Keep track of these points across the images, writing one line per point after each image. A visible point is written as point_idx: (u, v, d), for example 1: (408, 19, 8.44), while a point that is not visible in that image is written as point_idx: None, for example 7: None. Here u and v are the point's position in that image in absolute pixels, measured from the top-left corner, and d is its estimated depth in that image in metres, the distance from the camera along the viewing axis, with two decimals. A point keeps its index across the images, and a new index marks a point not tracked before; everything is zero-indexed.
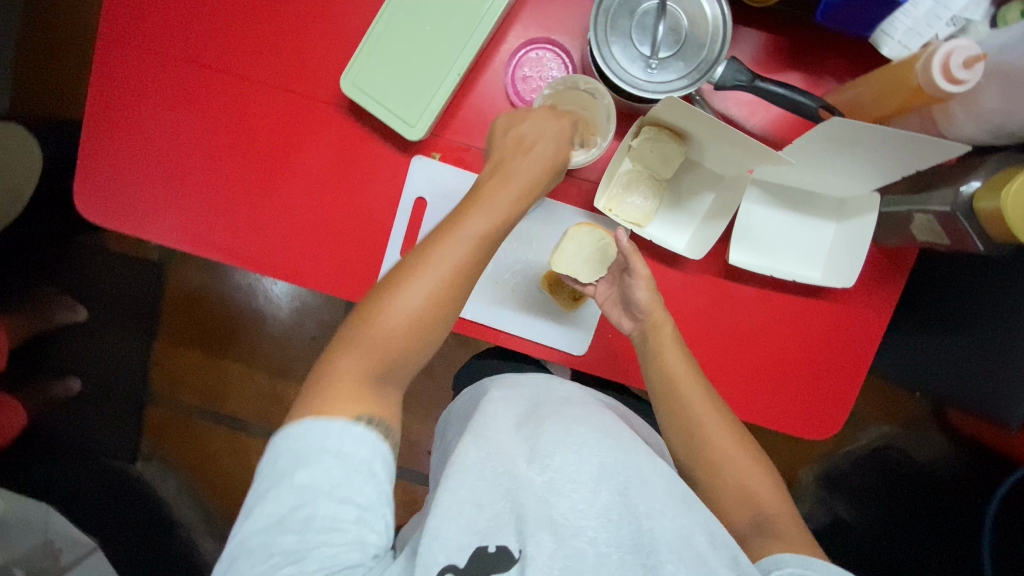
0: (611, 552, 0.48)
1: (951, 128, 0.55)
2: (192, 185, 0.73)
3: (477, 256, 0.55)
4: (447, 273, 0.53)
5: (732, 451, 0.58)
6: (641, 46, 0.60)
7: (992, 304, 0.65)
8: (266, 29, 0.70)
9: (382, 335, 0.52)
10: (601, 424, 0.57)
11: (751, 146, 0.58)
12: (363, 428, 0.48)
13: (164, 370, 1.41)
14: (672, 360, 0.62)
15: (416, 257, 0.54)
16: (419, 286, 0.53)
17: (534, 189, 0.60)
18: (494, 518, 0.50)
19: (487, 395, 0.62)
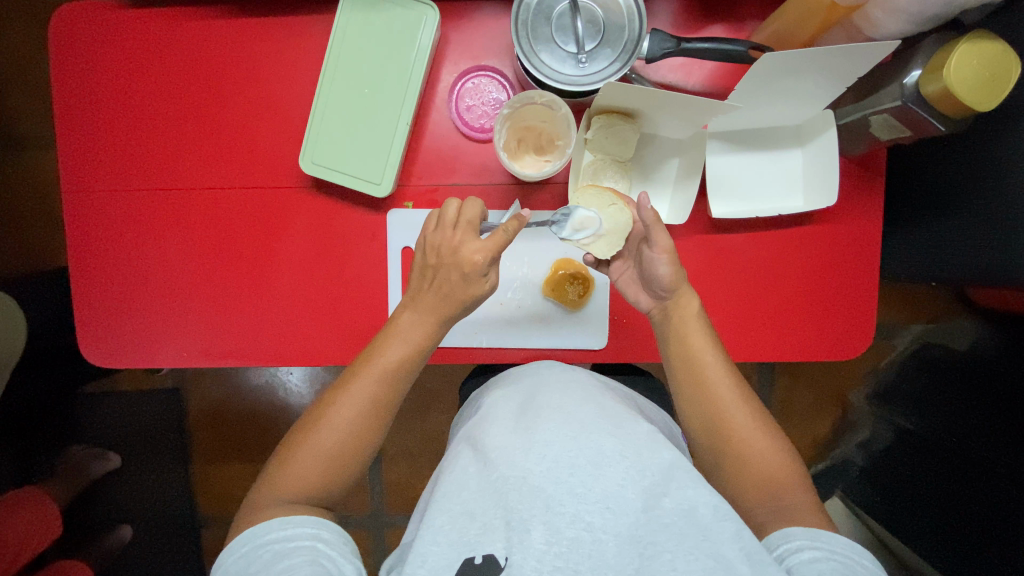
0: (609, 538, 0.48)
1: (878, 28, 0.56)
2: (187, 304, 0.75)
3: (370, 425, 0.62)
4: (341, 440, 0.61)
5: (740, 422, 0.61)
6: (566, 45, 0.62)
7: (973, 177, 0.66)
8: (216, 138, 0.73)
9: (317, 449, 0.60)
10: (603, 413, 0.56)
11: (695, 103, 0.61)
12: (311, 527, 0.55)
13: (208, 491, 1.47)
14: (696, 342, 0.63)
15: (331, 398, 0.62)
16: (344, 412, 0.61)
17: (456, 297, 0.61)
18: (484, 527, 0.50)
19: (488, 399, 0.64)
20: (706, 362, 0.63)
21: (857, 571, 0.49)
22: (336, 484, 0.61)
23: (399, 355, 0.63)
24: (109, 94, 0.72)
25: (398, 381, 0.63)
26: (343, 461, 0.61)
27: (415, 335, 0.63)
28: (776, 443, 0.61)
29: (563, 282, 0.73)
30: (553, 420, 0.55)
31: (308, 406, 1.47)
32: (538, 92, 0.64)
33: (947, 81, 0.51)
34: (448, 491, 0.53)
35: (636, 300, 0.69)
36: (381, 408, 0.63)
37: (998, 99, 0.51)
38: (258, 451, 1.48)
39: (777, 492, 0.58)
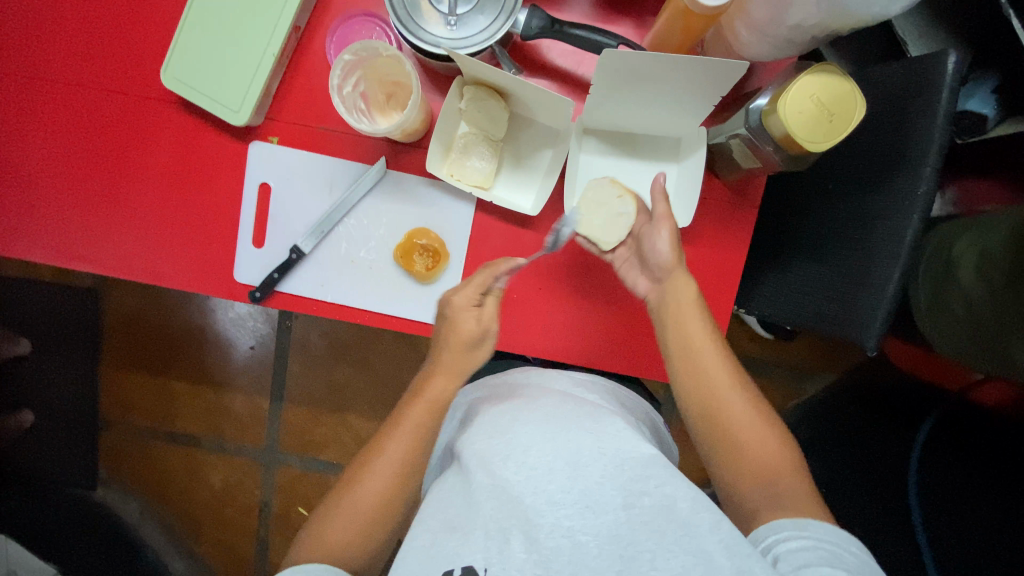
0: (589, 540, 0.50)
1: (744, 45, 0.53)
2: (45, 198, 0.74)
3: (397, 489, 0.61)
4: (370, 500, 0.61)
5: (732, 418, 0.59)
6: (438, 3, 0.59)
7: (846, 226, 0.65)
8: (93, 37, 0.71)
9: (354, 504, 0.61)
10: (581, 411, 0.60)
11: (541, 92, 0.60)
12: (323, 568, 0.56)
13: (113, 394, 1.50)
14: (691, 325, 0.62)
15: (362, 465, 0.63)
16: (376, 475, 0.61)
17: (460, 362, 0.66)
18: (461, 541, 0.51)
19: (476, 407, 0.65)
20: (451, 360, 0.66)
21: (845, 558, 0.47)
22: (372, 544, 0.61)
23: (423, 419, 0.63)
24: None
25: (424, 436, 0.63)
26: (376, 521, 0.60)
27: (439, 395, 0.65)
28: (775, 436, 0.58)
29: (413, 250, 0.71)
30: (534, 420, 0.58)
31: (222, 332, 1.48)
32: (382, 43, 0.59)
33: (779, 113, 0.48)
34: (437, 507, 0.56)
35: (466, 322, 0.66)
36: (409, 464, 0.62)
37: (833, 140, 0.48)
38: (165, 365, 1.50)
39: (773, 479, 0.55)
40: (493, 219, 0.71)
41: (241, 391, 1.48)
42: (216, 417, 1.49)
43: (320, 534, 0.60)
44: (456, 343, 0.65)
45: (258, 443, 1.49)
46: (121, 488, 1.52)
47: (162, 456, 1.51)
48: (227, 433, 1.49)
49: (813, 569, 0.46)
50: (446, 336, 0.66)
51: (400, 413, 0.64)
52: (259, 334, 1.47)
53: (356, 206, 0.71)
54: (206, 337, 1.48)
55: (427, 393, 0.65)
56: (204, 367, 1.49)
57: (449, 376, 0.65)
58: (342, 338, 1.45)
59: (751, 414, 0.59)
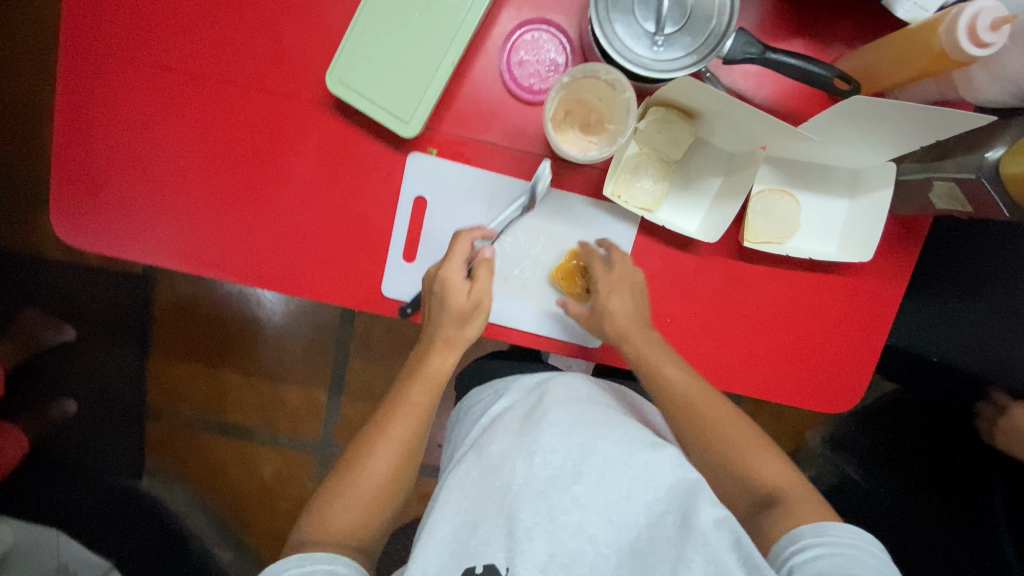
0: (608, 551, 0.54)
1: (974, 92, 0.52)
2: (176, 199, 0.69)
3: (401, 468, 0.62)
4: (376, 484, 0.60)
5: (736, 429, 0.61)
6: (645, 22, 0.56)
7: (1013, 267, 0.66)
8: (238, 29, 0.66)
9: (359, 489, 0.60)
10: (603, 419, 0.62)
11: (771, 121, 0.58)
12: (344, 562, 0.55)
13: (162, 384, 1.44)
14: (618, 301, 0.65)
15: (361, 449, 0.62)
16: (380, 459, 0.61)
17: (461, 340, 0.65)
18: (484, 539, 0.56)
19: (498, 402, 0.69)
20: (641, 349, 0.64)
21: (865, 562, 0.48)
22: (374, 533, 0.60)
23: (426, 397, 0.64)
24: None
25: (430, 413, 0.65)
26: (383, 501, 0.61)
27: (444, 373, 0.65)
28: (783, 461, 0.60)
29: (574, 273, 0.70)
30: (558, 426, 0.61)
31: (279, 323, 1.43)
32: (601, 65, 0.59)
33: None
34: (451, 493, 0.60)
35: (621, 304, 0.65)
36: (414, 445, 0.63)
37: None
38: (218, 356, 1.45)
39: (774, 491, 0.57)
40: (653, 243, 0.69)
41: (296, 384, 1.45)
42: (270, 410, 1.46)
43: (319, 526, 0.58)
44: (469, 326, 0.65)
45: (313, 436, 1.46)
46: (167, 479, 1.47)
47: (211, 447, 1.47)
48: (280, 425, 1.46)
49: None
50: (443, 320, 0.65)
51: (394, 401, 0.64)
52: (318, 327, 1.43)
53: (513, 223, 0.69)
54: (262, 327, 1.44)
55: (424, 372, 0.65)
56: (259, 358, 1.45)
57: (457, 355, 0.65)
58: (405, 335, 1.42)
59: (753, 443, 0.60)
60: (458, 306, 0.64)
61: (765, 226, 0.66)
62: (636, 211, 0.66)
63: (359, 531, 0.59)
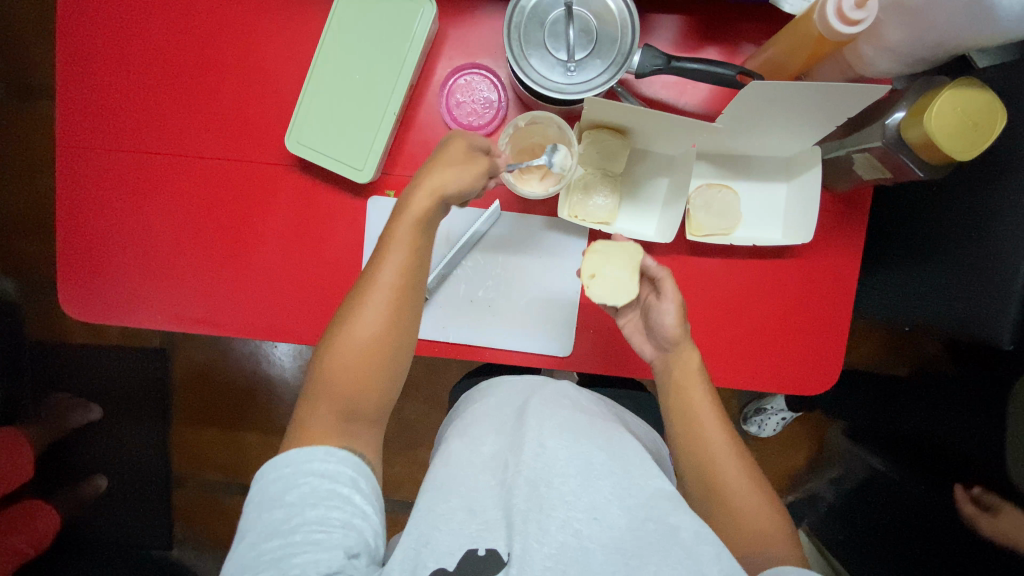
0: (596, 547, 0.49)
1: (868, 66, 0.55)
2: (167, 267, 0.76)
3: (392, 326, 0.58)
4: (360, 350, 0.57)
5: (739, 457, 0.60)
6: (557, 52, 0.62)
7: (960, 224, 0.67)
8: (209, 111, 0.74)
9: (343, 364, 0.57)
10: (590, 425, 0.59)
11: (683, 123, 0.61)
12: (346, 452, 0.54)
13: (185, 452, 1.50)
14: (694, 390, 0.62)
15: (345, 314, 0.59)
16: (371, 312, 0.58)
17: (421, 254, 0.60)
18: (485, 523, 0.51)
19: (480, 399, 0.65)
20: (716, 447, 0.60)
21: None
22: (383, 378, 0.58)
23: (393, 301, 0.58)
24: (112, 57, 0.74)
25: (404, 312, 0.59)
26: (348, 416, 0.57)
27: (391, 281, 0.58)
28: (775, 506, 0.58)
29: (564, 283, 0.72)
30: (549, 425, 0.57)
31: (290, 379, 1.49)
32: (542, 112, 0.64)
33: (926, 128, 0.50)
34: (445, 485, 0.55)
35: (672, 325, 0.63)
36: (393, 334, 0.59)
37: (981, 146, 0.50)
38: (236, 418, 1.50)
39: (763, 546, 0.55)
40: None
41: None
42: None
43: (301, 421, 0.57)
44: (421, 199, 0.59)
45: None
46: (197, 546, 1.50)
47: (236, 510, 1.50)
48: None
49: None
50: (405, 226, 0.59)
51: (362, 293, 0.59)
52: None
53: (472, 248, 0.74)
54: (274, 386, 1.50)
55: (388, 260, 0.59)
56: (274, 415, 1.50)
57: (409, 257, 0.59)
58: None
59: (752, 484, 0.58)
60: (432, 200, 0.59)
61: (708, 220, 0.69)
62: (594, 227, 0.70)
63: (349, 409, 0.57)
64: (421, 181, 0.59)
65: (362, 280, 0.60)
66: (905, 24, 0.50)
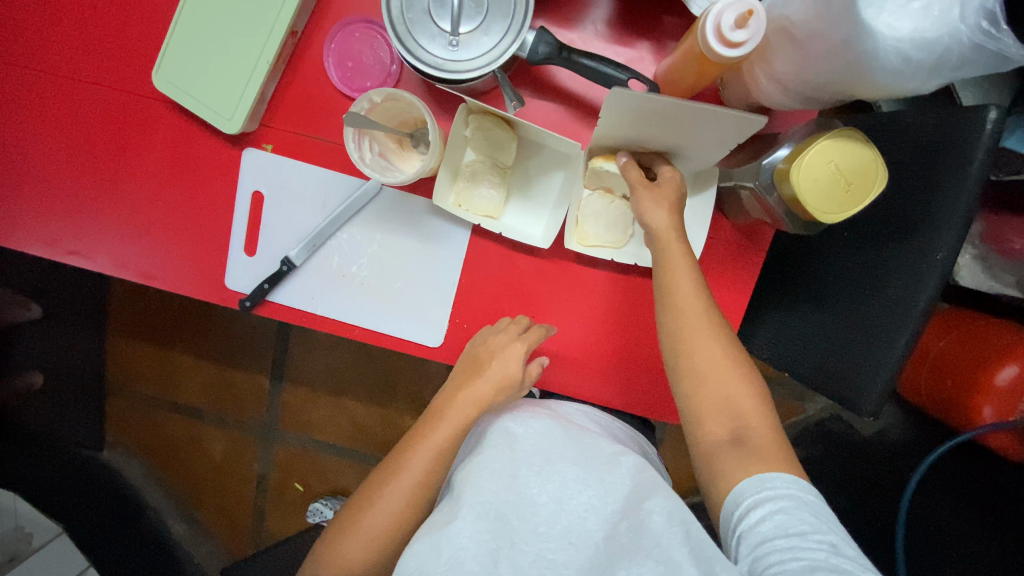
0: (571, 573, 0.52)
1: (762, 96, 0.50)
2: (42, 193, 0.73)
3: (427, 481, 0.62)
4: (387, 518, 0.61)
5: (711, 368, 0.56)
6: (441, 22, 0.56)
7: (857, 277, 0.62)
8: (89, 32, 0.69)
9: (369, 528, 0.61)
10: (565, 441, 0.62)
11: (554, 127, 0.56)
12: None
13: (118, 363, 1.44)
14: (682, 283, 0.56)
15: (371, 493, 0.63)
16: (389, 500, 0.61)
17: (483, 403, 0.65)
18: (452, 563, 0.51)
19: (473, 428, 0.69)
20: (694, 330, 0.56)
21: (805, 517, 0.49)
22: (422, 504, 0.62)
23: (438, 442, 0.63)
24: None
25: (441, 466, 0.63)
26: (404, 530, 0.62)
27: (443, 434, 0.64)
28: (738, 368, 0.56)
29: (446, 273, 0.70)
30: (517, 452, 0.61)
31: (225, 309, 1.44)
32: (399, 91, 0.56)
33: (792, 178, 0.44)
34: (428, 526, 0.56)
35: (658, 216, 0.56)
36: (433, 472, 0.63)
37: (841, 211, 0.44)
38: (169, 338, 1.45)
39: (736, 420, 0.55)
40: (492, 244, 0.68)
41: (243, 368, 1.45)
42: (218, 393, 1.46)
43: (345, 546, 0.61)
44: (489, 376, 0.65)
45: (259, 416, 1.46)
46: (126, 451, 1.47)
47: (164, 426, 1.47)
48: (228, 407, 1.46)
49: (772, 544, 0.47)
50: (485, 371, 0.65)
51: (400, 459, 0.64)
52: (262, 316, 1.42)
53: (349, 220, 0.69)
54: (209, 312, 1.44)
55: (427, 437, 0.64)
56: (209, 341, 1.45)
57: (451, 434, 0.64)
58: None
59: (735, 384, 0.56)
60: (497, 358, 0.65)
61: (597, 233, 0.64)
62: (476, 220, 0.65)
63: (398, 524, 0.61)
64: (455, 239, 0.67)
65: (390, 461, 0.65)
66: (793, 55, 0.44)
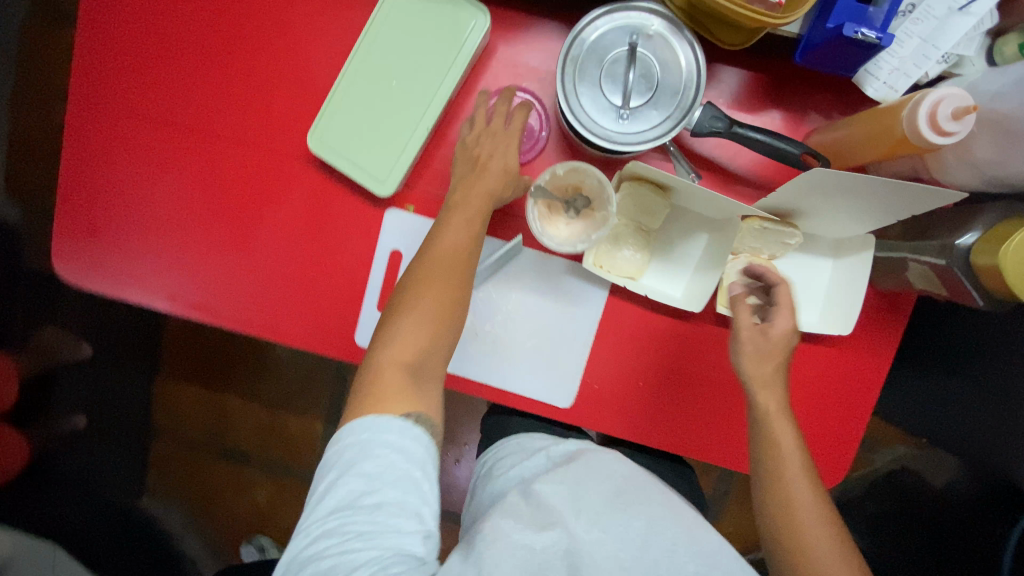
0: None
1: (946, 175, 0.51)
2: (168, 243, 0.73)
3: (434, 340, 0.56)
4: (408, 353, 0.54)
5: (809, 520, 0.53)
6: (612, 96, 0.57)
7: (1000, 347, 0.64)
8: (234, 89, 0.70)
9: (393, 364, 0.54)
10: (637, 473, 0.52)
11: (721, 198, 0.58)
12: (407, 422, 0.50)
13: (165, 407, 1.36)
14: (782, 430, 0.56)
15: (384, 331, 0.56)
16: (408, 337, 0.55)
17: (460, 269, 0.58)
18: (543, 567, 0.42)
19: (523, 445, 0.61)
20: (792, 474, 0.55)
21: None
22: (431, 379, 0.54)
23: (438, 290, 0.57)
24: (140, 15, 0.70)
25: (442, 335, 0.57)
26: (424, 394, 0.53)
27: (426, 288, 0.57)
28: (828, 519, 0.53)
29: (580, 333, 0.70)
30: (587, 472, 0.50)
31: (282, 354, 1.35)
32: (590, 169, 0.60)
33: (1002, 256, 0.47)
34: (489, 530, 0.45)
35: (784, 336, 0.59)
36: (434, 339, 0.56)
37: None
38: (222, 380, 1.37)
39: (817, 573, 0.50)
40: (629, 307, 0.69)
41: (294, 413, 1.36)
42: (267, 437, 1.36)
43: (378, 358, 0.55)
44: (480, 183, 0.60)
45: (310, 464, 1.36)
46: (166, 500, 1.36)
47: (211, 472, 1.37)
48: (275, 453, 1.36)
49: None
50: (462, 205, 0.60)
51: (404, 304, 0.57)
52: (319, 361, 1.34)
53: (487, 279, 0.70)
54: (267, 354, 1.36)
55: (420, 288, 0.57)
56: (261, 385, 1.36)
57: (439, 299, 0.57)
58: None
59: (830, 540, 0.52)
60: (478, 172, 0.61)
61: (741, 294, 0.65)
62: (619, 281, 0.66)
63: (414, 397, 0.52)
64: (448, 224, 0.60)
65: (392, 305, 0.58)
66: (999, 142, 0.47)
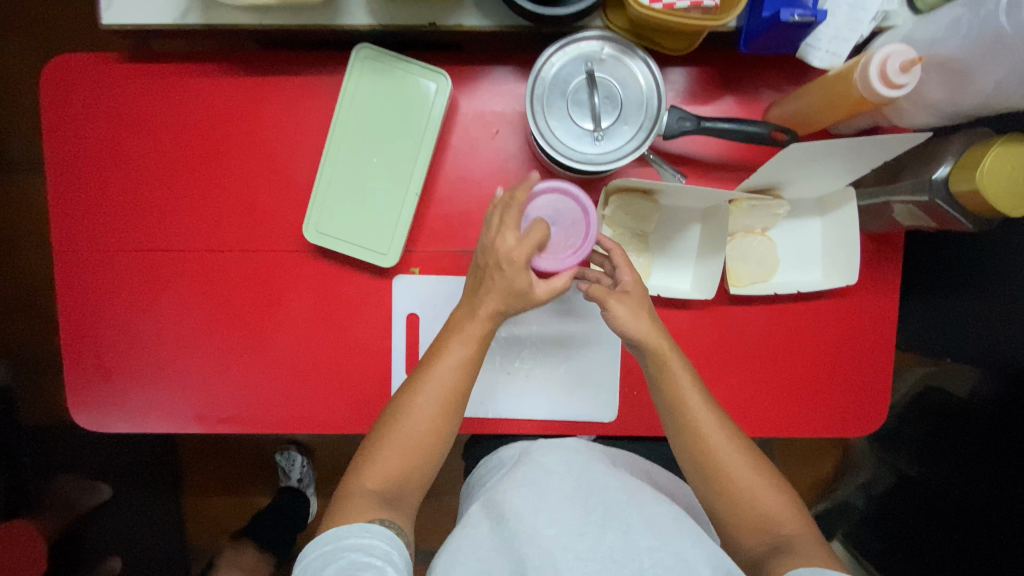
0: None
1: (906, 119, 0.58)
2: (182, 362, 0.73)
3: (443, 416, 0.57)
4: (420, 426, 0.56)
5: (749, 468, 0.55)
6: (583, 122, 0.60)
7: (995, 262, 0.72)
8: (217, 198, 0.71)
9: (402, 436, 0.57)
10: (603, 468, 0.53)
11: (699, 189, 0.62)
12: (380, 527, 0.52)
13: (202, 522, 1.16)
14: (694, 403, 0.57)
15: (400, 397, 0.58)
16: (410, 420, 0.57)
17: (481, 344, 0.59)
18: None
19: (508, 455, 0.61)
20: (713, 441, 0.56)
21: None
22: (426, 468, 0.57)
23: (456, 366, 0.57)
24: (108, 150, 0.71)
25: (450, 411, 0.58)
26: (418, 483, 0.57)
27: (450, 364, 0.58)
28: (762, 470, 0.56)
29: (605, 347, 0.71)
30: (551, 475, 0.51)
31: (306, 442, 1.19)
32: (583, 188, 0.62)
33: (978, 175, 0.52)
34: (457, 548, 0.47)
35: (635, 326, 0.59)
36: (441, 420, 0.57)
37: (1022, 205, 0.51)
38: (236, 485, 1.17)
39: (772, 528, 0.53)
40: None
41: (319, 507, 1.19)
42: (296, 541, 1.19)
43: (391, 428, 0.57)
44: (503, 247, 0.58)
45: None
46: None
47: None
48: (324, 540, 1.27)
49: None
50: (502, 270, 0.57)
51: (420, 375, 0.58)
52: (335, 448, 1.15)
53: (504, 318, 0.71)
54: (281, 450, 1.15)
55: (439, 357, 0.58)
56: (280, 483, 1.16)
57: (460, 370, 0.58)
58: None
59: (764, 488, 0.55)
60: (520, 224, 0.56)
61: (745, 270, 0.68)
62: None
63: (393, 488, 0.56)
64: (494, 285, 0.57)
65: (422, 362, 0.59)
66: (948, 83, 0.53)
